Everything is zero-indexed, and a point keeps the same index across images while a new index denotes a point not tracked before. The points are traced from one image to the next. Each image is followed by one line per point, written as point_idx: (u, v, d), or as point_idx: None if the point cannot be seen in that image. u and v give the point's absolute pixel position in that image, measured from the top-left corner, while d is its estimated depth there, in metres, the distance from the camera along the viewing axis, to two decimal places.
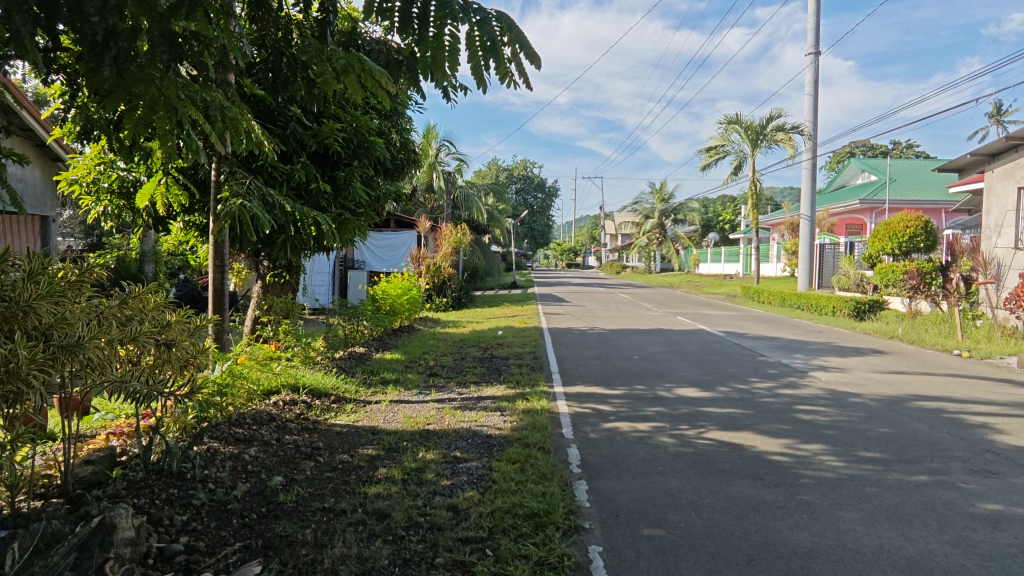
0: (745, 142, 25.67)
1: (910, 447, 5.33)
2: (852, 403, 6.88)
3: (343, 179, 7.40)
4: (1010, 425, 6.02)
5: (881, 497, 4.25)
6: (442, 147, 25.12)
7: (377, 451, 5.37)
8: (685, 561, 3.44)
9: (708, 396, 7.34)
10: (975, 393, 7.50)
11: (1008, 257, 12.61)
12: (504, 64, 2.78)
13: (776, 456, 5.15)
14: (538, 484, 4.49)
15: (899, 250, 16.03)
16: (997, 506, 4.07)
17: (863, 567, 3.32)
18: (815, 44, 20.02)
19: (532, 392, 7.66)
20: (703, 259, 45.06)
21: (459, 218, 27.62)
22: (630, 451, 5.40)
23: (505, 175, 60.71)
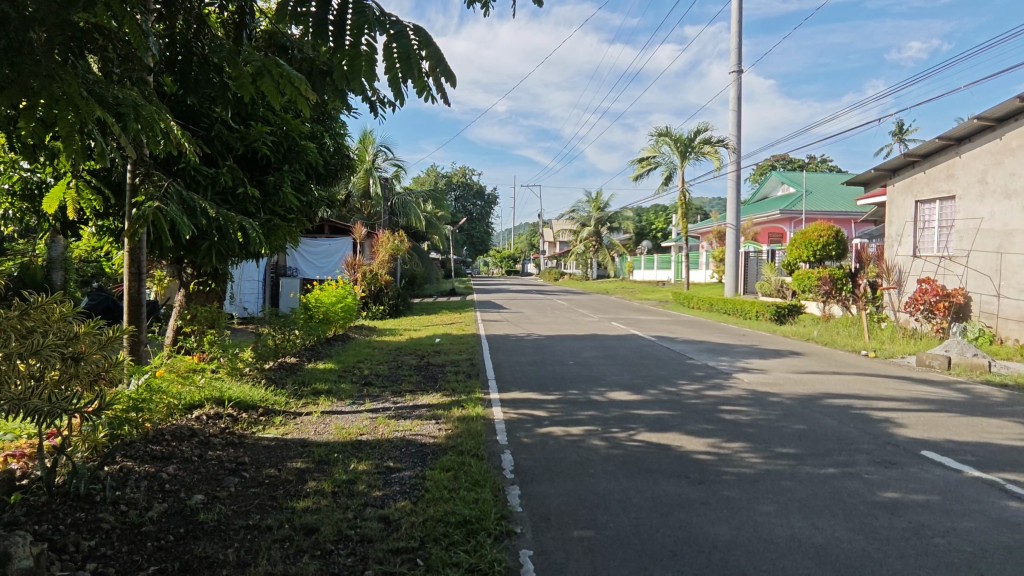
0: (675, 154, 26.71)
1: (821, 441, 5.70)
2: (770, 402, 7.27)
3: (272, 184, 7.17)
4: (908, 419, 6.55)
5: (794, 490, 4.52)
6: (379, 153, 24.75)
7: (306, 464, 5.21)
8: (613, 560, 3.53)
9: (639, 399, 7.59)
10: (879, 390, 8.10)
11: (907, 264, 13.73)
12: (421, 78, 2.79)
13: (700, 454, 5.37)
14: (471, 491, 4.49)
15: (814, 258, 17.09)
16: (895, 494, 4.42)
17: (777, 556, 3.52)
18: (738, 63, 21.11)
19: (468, 399, 7.67)
20: (637, 267, 46.39)
21: (396, 225, 27.26)
22: (563, 455, 5.49)
23: (444, 183, 60.49)
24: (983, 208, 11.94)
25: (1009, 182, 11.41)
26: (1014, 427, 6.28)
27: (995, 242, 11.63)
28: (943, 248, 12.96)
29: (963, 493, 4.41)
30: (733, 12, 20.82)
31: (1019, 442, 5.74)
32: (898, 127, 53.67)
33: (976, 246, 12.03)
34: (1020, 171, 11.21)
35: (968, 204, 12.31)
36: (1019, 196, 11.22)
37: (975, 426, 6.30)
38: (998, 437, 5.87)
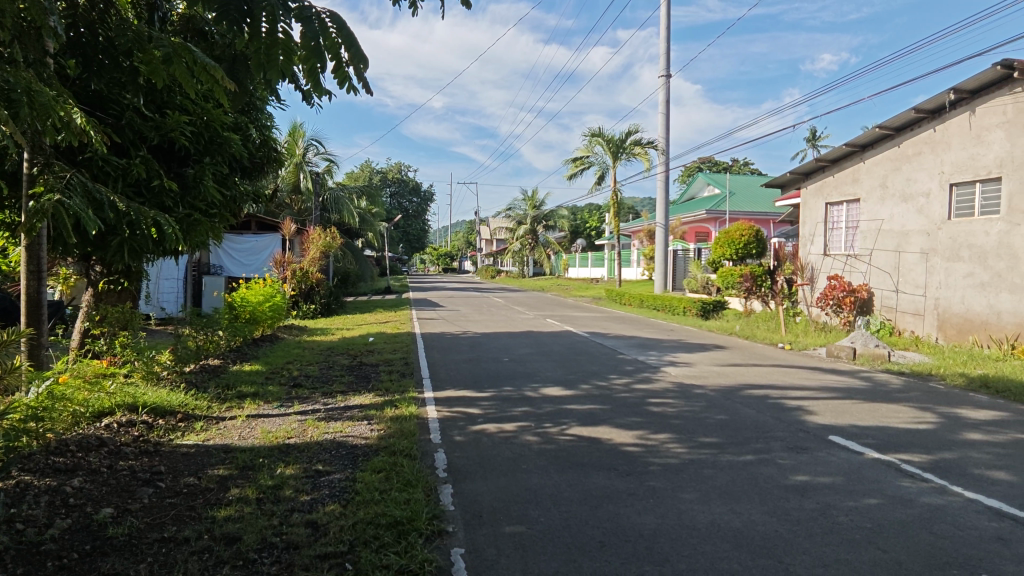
0: (607, 154, 27.34)
1: (740, 430, 6.01)
2: (695, 394, 7.60)
3: (191, 176, 6.75)
4: (818, 407, 7.03)
5: (715, 477, 4.74)
6: (310, 146, 23.96)
7: (228, 470, 4.97)
8: (543, 554, 3.58)
9: (571, 394, 7.73)
10: (793, 381, 8.63)
11: (819, 262, 14.72)
12: (341, 69, 2.73)
13: (628, 447, 5.54)
14: (403, 492, 4.43)
15: (736, 256, 17.97)
16: (805, 477, 4.72)
17: (698, 541, 3.68)
18: (666, 68, 21.86)
19: (401, 398, 7.56)
20: (572, 264, 47.21)
21: (328, 221, 26.50)
22: (496, 452, 5.51)
23: (379, 178, 59.32)
24: (884, 210, 12.92)
25: (907, 186, 12.39)
26: (908, 412, 6.85)
27: (894, 242, 12.62)
28: (849, 247, 13.95)
29: (864, 474, 4.78)
30: (662, 18, 21.51)
31: (913, 424, 6.27)
32: (810, 133, 57.14)
33: (878, 245, 13.01)
34: (916, 176, 12.20)
35: (871, 206, 13.29)
36: (914, 199, 12.21)
37: (875, 412, 6.84)
38: (895, 421, 6.39)
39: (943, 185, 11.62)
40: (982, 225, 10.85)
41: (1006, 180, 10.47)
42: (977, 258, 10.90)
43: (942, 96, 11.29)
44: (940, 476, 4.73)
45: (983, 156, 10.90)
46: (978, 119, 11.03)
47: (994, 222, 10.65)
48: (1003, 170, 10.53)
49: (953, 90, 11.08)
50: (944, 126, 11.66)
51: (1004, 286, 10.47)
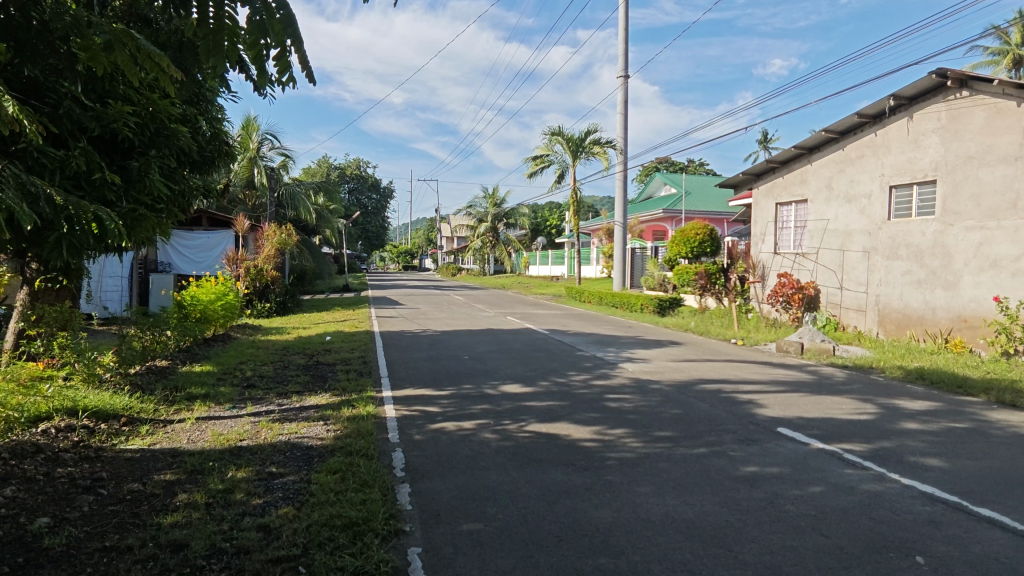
0: (566, 153, 27.55)
1: (694, 424, 6.16)
2: (651, 390, 7.75)
3: (136, 169, 6.40)
4: (768, 400, 7.27)
5: (669, 470, 4.85)
6: (264, 141, 23.30)
7: (175, 475, 4.79)
8: (500, 550, 3.58)
9: (530, 391, 7.77)
10: (744, 375, 8.91)
11: (769, 260, 15.23)
12: (286, 59, 2.67)
13: (585, 442, 5.60)
14: (358, 493, 4.36)
15: (692, 254, 18.39)
16: (754, 468, 4.88)
17: (653, 533, 3.76)
18: (624, 68, 22.17)
19: (359, 398, 7.45)
20: (533, 262, 47.41)
21: (284, 218, 25.87)
22: (454, 450, 5.49)
23: (337, 174, 58.21)
24: (830, 211, 13.45)
25: (851, 188, 12.93)
26: (851, 403, 7.17)
27: (838, 241, 13.17)
28: (797, 246, 14.47)
29: (808, 463, 4.97)
30: (619, 20, 21.81)
31: (855, 415, 6.56)
32: (761, 135, 58.83)
33: (824, 244, 13.54)
34: (859, 178, 12.74)
35: (817, 206, 13.81)
36: (858, 200, 12.75)
37: (821, 404, 7.12)
38: (838, 412, 6.67)
39: (884, 187, 12.18)
40: (919, 225, 11.41)
41: (941, 183, 11.04)
42: (914, 256, 11.47)
43: (883, 101, 11.82)
44: (879, 464, 4.97)
45: (920, 159, 11.46)
46: (915, 124, 11.59)
47: (930, 222, 11.22)
48: (938, 173, 11.10)
49: (893, 96, 11.62)
50: (885, 130, 12.22)
51: (938, 283, 11.03)
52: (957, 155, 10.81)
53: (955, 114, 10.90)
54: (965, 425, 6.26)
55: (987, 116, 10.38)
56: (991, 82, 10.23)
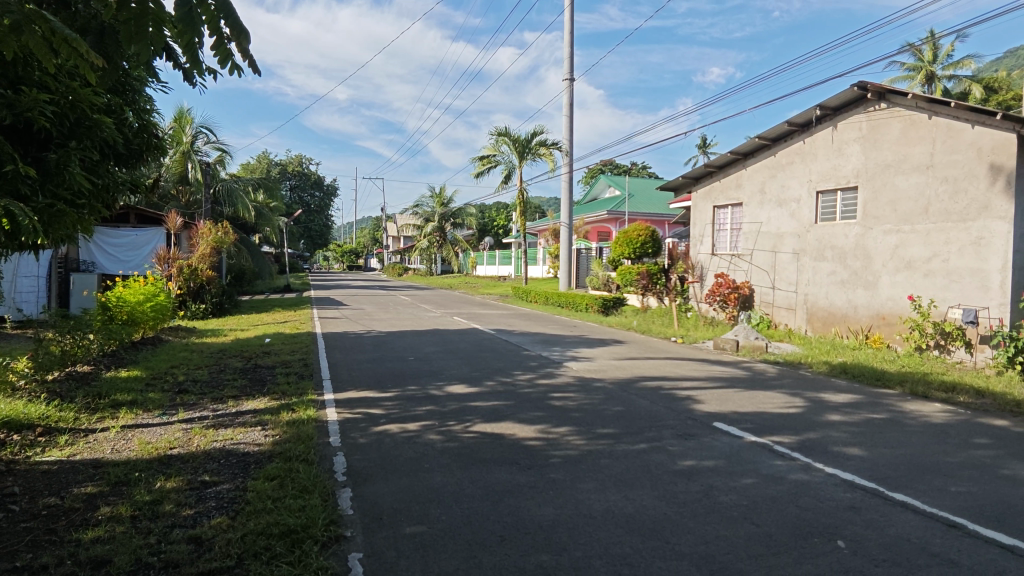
0: (513, 154, 27.65)
1: (636, 421, 6.32)
2: (595, 388, 7.90)
3: (54, 161, 5.88)
4: (705, 396, 7.54)
5: (611, 466, 4.95)
6: (199, 134, 22.23)
7: (98, 487, 4.52)
8: (443, 552, 3.56)
9: (476, 391, 7.76)
10: (683, 372, 9.21)
11: (706, 261, 15.82)
12: (223, 46, 2.57)
13: (530, 441, 5.65)
14: (297, 499, 4.23)
15: (634, 255, 18.85)
16: (692, 462, 5.05)
17: (594, 528, 3.83)
18: (569, 72, 22.44)
19: (299, 402, 7.23)
20: (480, 262, 47.38)
21: (221, 215, 24.82)
22: (398, 452, 5.41)
23: (278, 171, 56.32)
24: (763, 214, 14.08)
25: (781, 192, 13.58)
26: (781, 397, 7.53)
27: (771, 243, 13.82)
28: (733, 247, 15.08)
29: (742, 456, 5.19)
30: (566, 23, 22.09)
31: (785, 409, 6.90)
32: (700, 140, 60.83)
33: (757, 246, 14.18)
34: (789, 183, 13.40)
35: (751, 210, 14.44)
36: (788, 204, 13.41)
37: (754, 399, 7.45)
38: (770, 406, 7.00)
39: (811, 192, 12.86)
40: (843, 228, 12.11)
41: (862, 189, 11.75)
42: (839, 258, 12.16)
43: (811, 111, 12.46)
44: (805, 455, 5.24)
45: (843, 166, 12.16)
46: (839, 133, 12.29)
47: (852, 226, 11.93)
48: (860, 180, 11.82)
49: (819, 106, 12.27)
50: (812, 138, 12.90)
51: (860, 283, 11.74)
52: (876, 163, 11.53)
53: (874, 125, 11.62)
54: (883, 416, 6.70)
55: (903, 127, 11.11)
56: (905, 96, 10.95)
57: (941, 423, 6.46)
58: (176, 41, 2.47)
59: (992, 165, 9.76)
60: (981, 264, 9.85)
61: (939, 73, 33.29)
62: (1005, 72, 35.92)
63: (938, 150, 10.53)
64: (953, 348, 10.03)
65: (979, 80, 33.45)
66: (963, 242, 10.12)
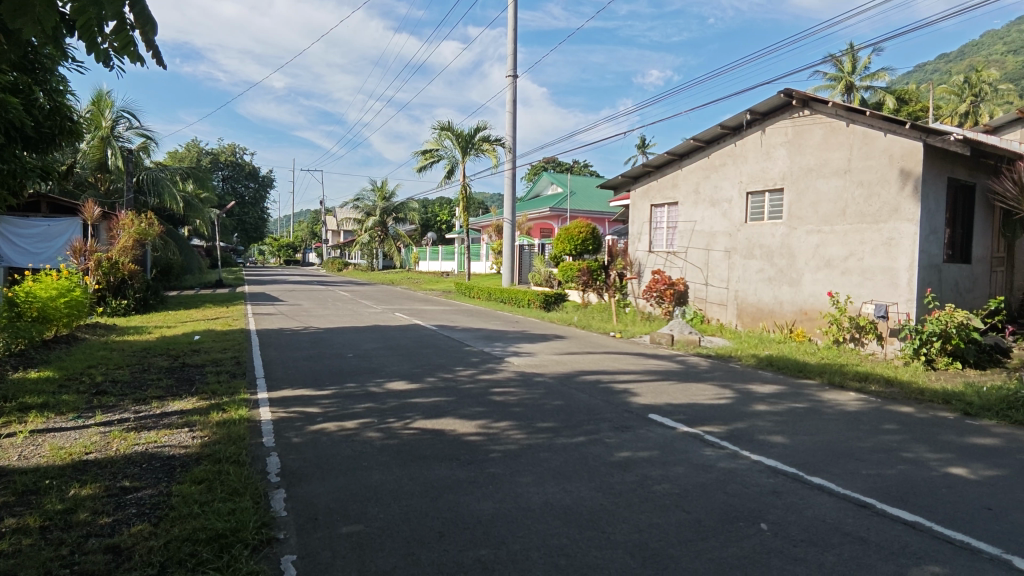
0: (456, 149, 27.44)
1: (574, 414, 6.44)
2: (535, 382, 8.00)
3: None
4: (641, 389, 7.78)
5: (550, 459, 5.03)
6: (120, 119, 20.86)
7: (1, 498, 4.18)
8: (380, 550, 3.52)
9: (416, 387, 7.69)
10: (621, 366, 9.44)
11: (644, 258, 16.28)
12: (123, 32, 2.61)
13: (470, 436, 5.66)
14: (227, 502, 4.07)
15: (575, 252, 19.14)
16: (627, 453, 5.19)
17: (533, 521, 3.88)
18: (513, 68, 22.47)
19: (230, 401, 6.94)
20: (423, 257, 46.79)
21: (145, 205, 23.42)
22: (335, 451, 5.29)
23: (209, 160, 53.69)
24: (697, 213, 14.62)
25: (714, 193, 14.14)
26: (712, 389, 7.86)
27: (704, 241, 14.36)
28: (669, 245, 15.58)
29: (675, 446, 5.39)
30: (509, 20, 22.08)
31: (715, 400, 7.20)
32: (639, 140, 62.46)
33: (692, 244, 14.71)
34: (721, 184, 13.96)
35: (686, 209, 14.95)
36: (720, 204, 13.97)
37: (686, 391, 7.75)
38: (702, 398, 7.29)
39: (741, 193, 13.44)
40: (770, 228, 12.75)
41: (788, 191, 12.39)
42: (766, 256, 12.79)
43: (742, 115, 13.01)
44: (733, 443, 5.49)
45: (771, 169, 12.79)
46: (767, 137, 12.90)
47: (779, 226, 12.58)
48: (786, 182, 12.46)
49: (749, 111, 12.83)
50: (742, 141, 13.48)
51: (785, 280, 12.40)
52: (800, 166, 12.19)
53: (799, 130, 12.27)
54: (804, 405, 7.12)
55: (824, 133, 11.78)
56: (827, 104, 11.61)
57: (855, 410, 6.93)
58: (76, 19, 2.46)
59: (903, 171, 10.52)
60: (891, 263, 10.61)
61: (858, 83, 35.49)
62: (914, 85, 38.76)
63: (855, 156, 11.24)
64: (867, 341, 10.77)
65: (892, 92, 35.91)
66: (876, 242, 10.86)
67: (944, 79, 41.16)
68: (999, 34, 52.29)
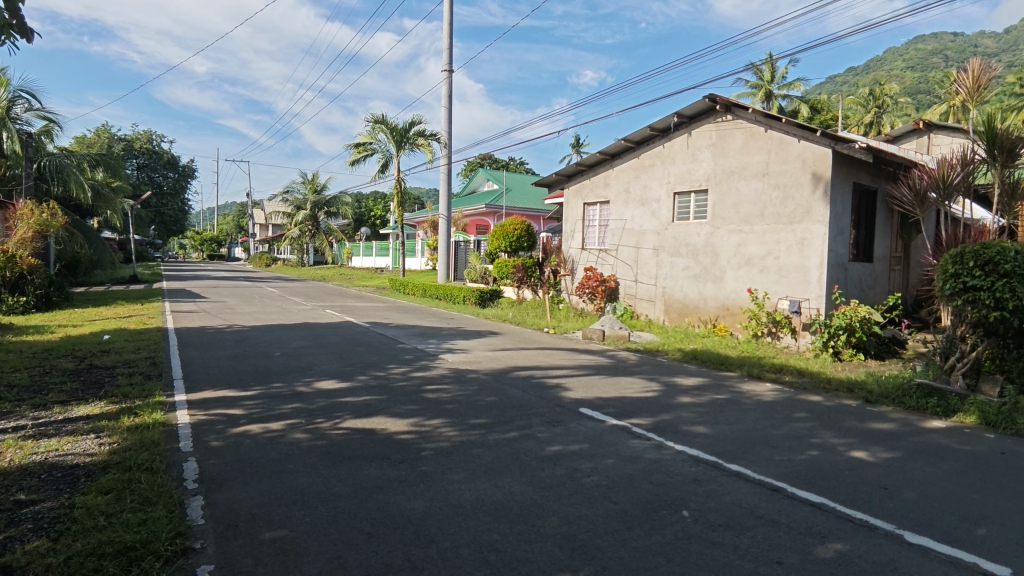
0: (390, 142, 26.92)
1: (507, 410, 6.48)
2: (469, 379, 8.00)
3: None
4: (573, 383, 7.94)
5: (482, 456, 5.04)
6: (17, 99, 19.11)
7: None
8: (305, 555, 3.41)
9: (347, 386, 7.50)
10: (554, 361, 9.59)
11: (577, 256, 16.57)
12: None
13: (402, 435, 5.58)
14: (138, 512, 3.83)
15: (510, 249, 19.25)
16: (559, 447, 5.28)
17: (463, 518, 3.88)
18: (448, 63, 22.27)
19: (143, 405, 6.51)
20: (356, 253, 45.55)
21: (47, 194, 21.58)
22: (259, 454, 5.08)
23: (123, 147, 50.11)
24: (627, 212, 15.03)
25: (643, 193, 14.58)
26: (640, 382, 8.14)
27: (634, 239, 14.79)
28: (601, 243, 15.95)
29: (604, 438, 5.52)
30: (445, 15, 21.87)
31: (643, 393, 7.45)
32: (574, 139, 63.49)
33: (622, 242, 15.12)
34: (650, 184, 14.42)
35: (617, 208, 15.34)
36: (649, 203, 14.43)
37: (616, 384, 7.97)
38: (630, 391, 7.52)
39: (669, 193, 13.94)
40: (695, 227, 13.29)
41: (712, 191, 12.95)
42: (691, 254, 13.33)
43: (670, 118, 13.48)
44: (658, 435, 5.69)
45: (696, 170, 13.33)
46: (693, 140, 13.43)
47: (703, 225, 13.14)
48: (710, 183, 13.03)
49: (677, 114, 13.31)
50: (670, 143, 13.97)
51: (708, 277, 12.97)
52: (723, 168, 12.77)
53: (722, 134, 12.85)
54: (724, 396, 7.49)
55: (745, 137, 12.40)
56: (747, 110, 12.22)
57: (770, 400, 7.36)
58: None
59: (814, 175, 11.24)
60: (804, 261, 11.31)
61: (776, 91, 37.57)
62: (826, 95, 41.50)
63: (772, 160, 11.91)
64: (782, 335, 11.44)
65: (807, 101, 38.26)
66: (790, 242, 11.55)
67: (852, 90, 44.25)
68: (899, 51, 56.77)
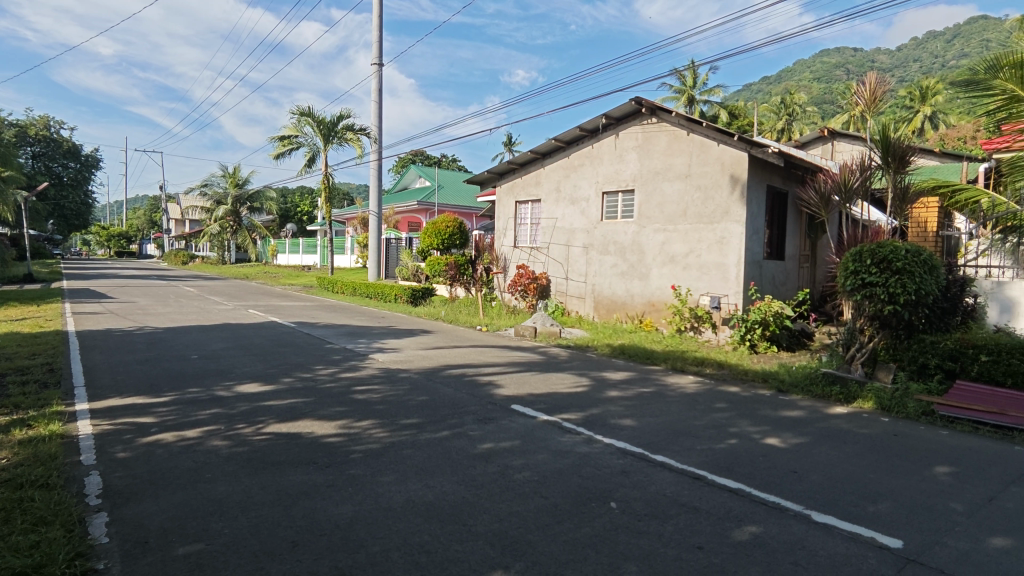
0: (317, 136, 26.04)
1: (439, 409, 6.43)
2: (400, 378, 7.88)
3: None
4: (505, 380, 7.98)
5: (413, 456, 4.97)
6: None
7: None
8: (223, 569, 3.25)
9: (271, 389, 7.19)
10: (487, 359, 9.61)
11: (510, 253, 16.64)
12: None
13: (329, 438, 5.41)
14: (30, 534, 3.51)
15: (443, 246, 19.10)
16: (491, 444, 5.29)
17: (393, 520, 3.81)
18: (378, 56, 21.77)
19: (38, 416, 5.97)
20: (281, 250, 43.69)
21: None
22: (173, 464, 4.78)
23: (15, 133, 45.67)
24: (558, 210, 15.26)
25: (574, 192, 14.85)
26: (570, 378, 8.30)
27: (565, 238, 15.05)
28: (532, 241, 16.12)
29: (536, 435, 5.59)
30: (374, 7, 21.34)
31: (573, 388, 7.60)
32: (506, 138, 63.79)
33: (553, 240, 15.34)
34: (580, 184, 14.71)
35: (548, 206, 15.55)
36: (579, 202, 14.72)
37: (548, 380, 8.08)
38: (561, 387, 7.66)
39: (598, 192, 14.27)
40: (623, 226, 13.69)
41: (638, 191, 13.38)
42: (619, 252, 13.71)
43: (598, 119, 13.79)
44: (587, 429, 5.82)
45: (623, 171, 13.72)
46: (621, 141, 13.80)
47: (630, 224, 13.55)
48: (636, 184, 13.45)
49: (605, 115, 13.63)
50: (599, 143, 14.29)
51: (635, 275, 13.40)
52: (649, 169, 13.21)
53: (648, 136, 13.28)
54: (650, 389, 7.77)
55: (669, 139, 12.87)
56: (671, 113, 12.69)
57: (693, 392, 7.70)
58: None
59: (732, 177, 11.83)
60: (723, 259, 11.89)
61: (698, 97, 39.28)
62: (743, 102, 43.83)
63: (694, 162, 12.44)
64: (703, 329, 11.98)
65: (726, 107, 40.25)
66: (710, 240, 12.11)
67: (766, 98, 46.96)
68: (808, 63, 60.73)
